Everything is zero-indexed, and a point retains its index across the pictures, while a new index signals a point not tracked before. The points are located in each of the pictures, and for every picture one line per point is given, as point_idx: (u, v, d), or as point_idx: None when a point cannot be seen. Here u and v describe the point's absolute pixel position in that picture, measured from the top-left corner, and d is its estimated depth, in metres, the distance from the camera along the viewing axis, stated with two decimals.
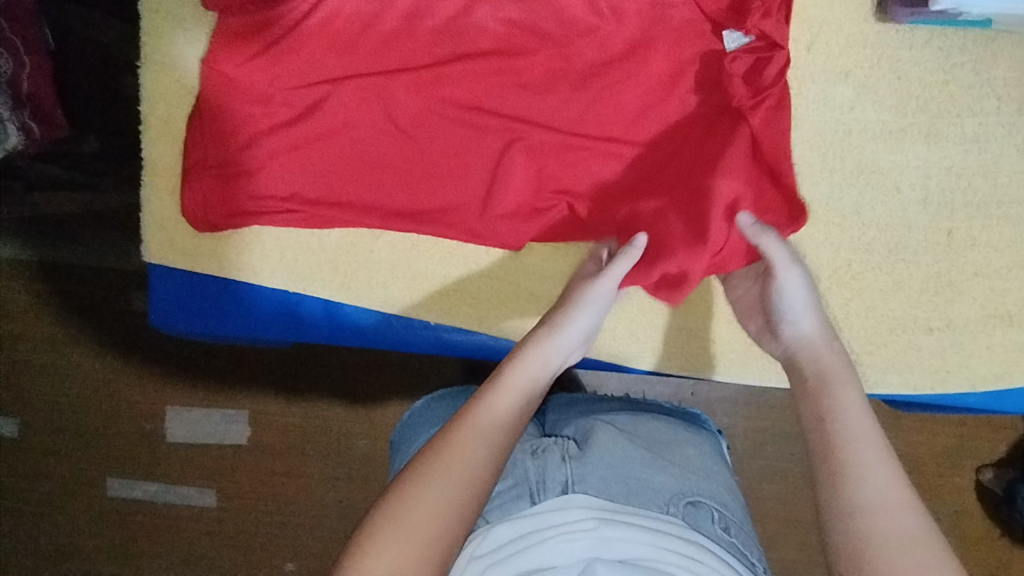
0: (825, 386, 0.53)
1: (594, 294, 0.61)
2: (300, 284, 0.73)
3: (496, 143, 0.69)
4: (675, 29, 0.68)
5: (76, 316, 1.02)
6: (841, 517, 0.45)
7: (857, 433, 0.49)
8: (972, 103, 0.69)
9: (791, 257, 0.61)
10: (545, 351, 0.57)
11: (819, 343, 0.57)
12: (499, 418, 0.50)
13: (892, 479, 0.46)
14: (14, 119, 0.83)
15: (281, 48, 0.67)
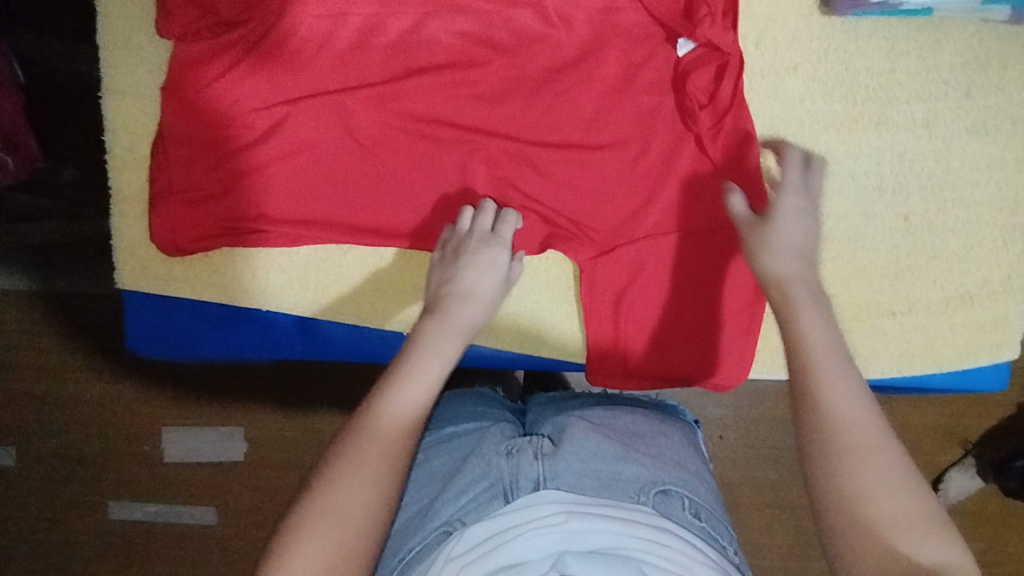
0: (788, 305, 0.51)
1: (489, 265, 0.64)
2: (273, 303, 0.74)
3: (457, 155, 0.70)
4: (625, 33, 0.69)
5: (68, 342, 1.03)
6: (821, 446, 0.44)
7: (829, 355, 0.47)
8: (921, 89, 0.70)
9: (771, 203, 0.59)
10: (457, 322, 0.58)
11: (798, 277, 0.53)
12: (417, 383, 0.51)
13: (863, 410, 0.45)
14: None
15: (241, 73, 0.68)
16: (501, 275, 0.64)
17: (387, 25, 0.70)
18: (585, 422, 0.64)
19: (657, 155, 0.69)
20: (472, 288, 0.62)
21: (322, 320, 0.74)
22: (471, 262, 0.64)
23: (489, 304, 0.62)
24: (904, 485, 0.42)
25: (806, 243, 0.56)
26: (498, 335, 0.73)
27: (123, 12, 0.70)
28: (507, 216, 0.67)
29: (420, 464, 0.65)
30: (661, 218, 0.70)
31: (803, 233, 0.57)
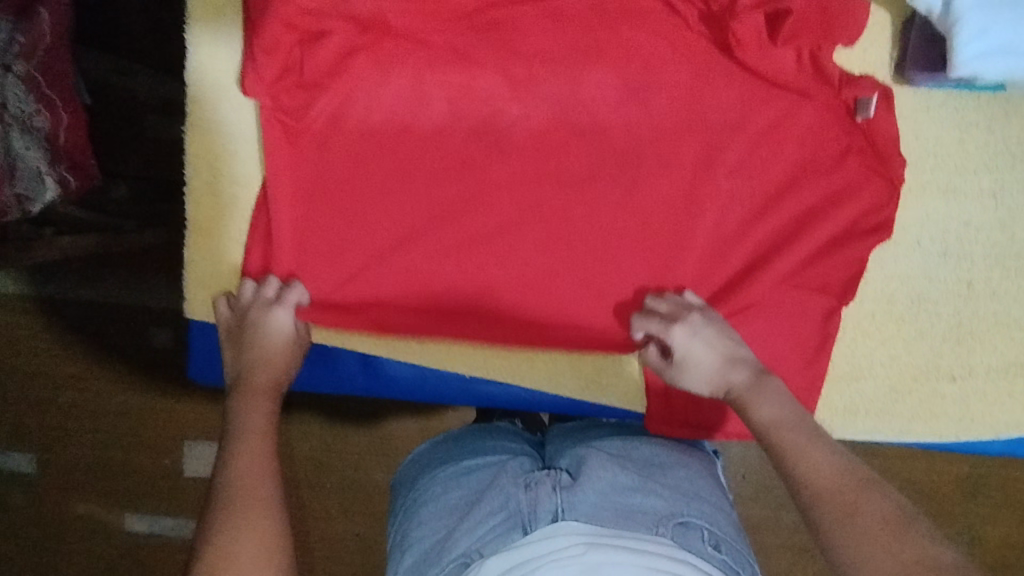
0: (740, 402, 0.58)
1: (282, 329, 0.68)
2: (338, 339, 0.74)
3: (530, 206, 0.72)
4: (705, 95, 0.70)
5: (100, 356, 1.04)
6: (809, 501, 0.48)
7: (789, 428, 0.54)
8: (988, 159, 0.71)
9: (691, 327, 0.65)
10: (258, 394, 0.62)
11: (739, 380, 0.60)
12: (256, 451, 0.56)
13: (833, 464, 0.50)
14: (52, 172, 0.90)
15: (332, 123, 0.71)
16: (291, 327, 0.68)
17: (469, 74, 0.70)
18: (602, 454, 0.63)
19: (726, 218, 0.71)
20: (261, 352, 0.66)
21: (386, 362, 0.75)
22: (263, 333, 0.67)
23: (285, 354, 0.67)
24: (890, 525, 0.45)
25: (723, 350, 0.63)
26: (557, 382, 0.75)
27: (208, 51, 0.71)
28: (293, 287, 0.70)
29: (435, 496, 0.63)
30: (728, 281, 0.72)
31: (710, 347, 0.63)
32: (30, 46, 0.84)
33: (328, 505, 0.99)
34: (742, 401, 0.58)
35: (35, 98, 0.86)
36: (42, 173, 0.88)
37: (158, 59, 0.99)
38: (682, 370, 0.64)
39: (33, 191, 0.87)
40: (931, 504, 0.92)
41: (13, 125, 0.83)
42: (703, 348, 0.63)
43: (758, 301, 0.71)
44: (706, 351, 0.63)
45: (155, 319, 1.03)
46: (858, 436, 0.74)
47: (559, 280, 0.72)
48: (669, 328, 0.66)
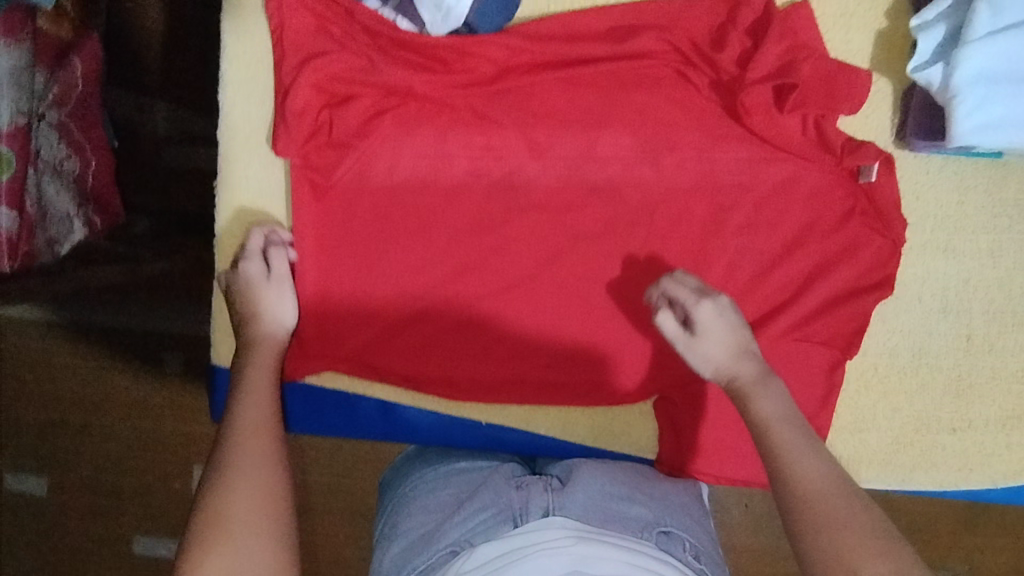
0: (745, 394, 0.59)
1: (282, 295, 0.71)
2: (361, 384, 0.78)
3: (546, 260, 0.75)
4: (716, 157, 0.73)
5: (115, 383, 1.06)
6: (792, 505, 0.51)
7: (781, 427, 0.55)
8: (986, 220, 0.74)
9: (718, 308, 0.65)
10: (261, 359, 0.66)
11: (743, 369, 0.61)
12: (261, 411, 0.60)
13: (826, 470, 0.52)
14: (80, 214, 0.93)
15: (357, 180, 0.73)
16: (262, 271, 0.71)
17: (490, 135, 0.73)
18: (590, 463, 0.67)
19: (735, 274, 0.74)
20: (248, 308, 0.70)
21: (405, 407, 0.78)
22: (265, 300, 0.70)
23: (266, 304, 0.70)
24: (873, 539, 0.48)
25: (738, 342, 0.63)
26: (568, 429, 0.78)
27: (242, 108, 0.75)
28: (252, 233, 0.73)
29: (425, 493, 0.66)
30: None
31: (725, 339, 0.63)
32: (64, 94, 0.90)
33: (341, 537, 1.02)
34: (744, 395, 0.59)
35: (65, 143, 0.90)
36: (71, 215, 0.91)
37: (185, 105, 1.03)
38: (689, 348, 0.64)
39: (63, 232, 0.90)
40: (933, 547, 0.94)
41: (45, 169, 0.88)
42: (721, 330, 0.64)
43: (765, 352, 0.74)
44: (720, 343, 0.63)
45: (173, 351, 1.05)
46: (874, 484, 0.76)
47: (573, 330, 0.76)
48: (694, 304, 0.65)
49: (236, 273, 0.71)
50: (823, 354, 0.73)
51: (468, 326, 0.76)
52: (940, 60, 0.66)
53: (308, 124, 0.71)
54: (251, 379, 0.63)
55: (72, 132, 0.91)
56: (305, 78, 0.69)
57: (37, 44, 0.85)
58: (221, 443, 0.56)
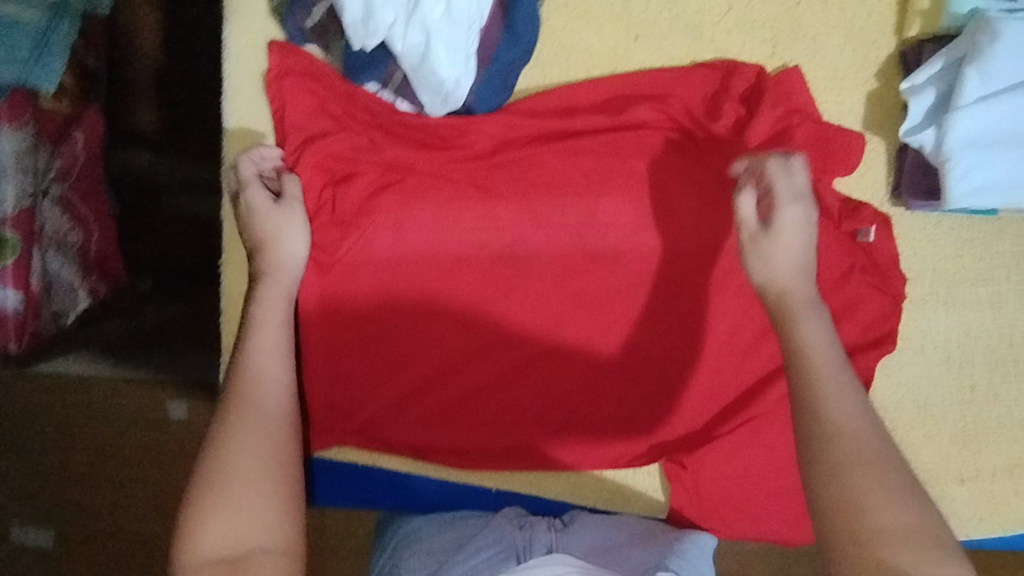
0: (790, 316, 0.53)
1: (295, 231, 0.67)
2: (370, 458, 0.79)
3: (550, 325, 0.76)
4: (715, 220, 0.73)
5: (117, 436, 1.04)
6: (819, 449, 0.46)
7: (825, 367, 0.49)
8: (984, 272, 0.75)
9: (805, 217, 0.57)
10: (271, 299, 0.63)
11: (799, 287, 0.55)
12: (268, 358, 0.58)
13: (857, 411, 0.47)
14: (84, 284, 0.94)
15: (360, 254, 0.74)
16: (268, 199, 0.67)
17: (491, 206, 0.74)
18: (589, 512, 0.76)
19: (737, 334, 0.75)
20: (257, 232, 0.66)
21: (415, 476, 0.79)
22: (277, 237, 0.66)
23: (277, 227, 0.66)
24: (897, 490, 0.45)
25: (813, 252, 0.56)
26: (578, 492, 0.79)
27: (250, 131, 0.72)
28: (247, 154, 0.69)
29: (430, 534, 0.72)
30: (741, 393, 0.76)
31: (798, 248, 0.56)
32: (65, 170, 0.90)
33: None
34: (788, 316, 0.53)
35: (69, 219, 0.91)
36: (76, 286, 0.92)
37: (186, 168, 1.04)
38: (750, 252, 0.57)
39: (67, 305, 0.92)
40: None
41: (50, 247, 0.89)
42: (800, 239, 0.56)
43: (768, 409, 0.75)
44: (793, 246, 0.56)
45: (175, 401, 1.03)
46: (972, 535, 0.77)
47: (580, 394, 0.76)
48: (779, 203, 0.57)
49: (243, 204, 0.67)
50: None
51: (476, 394, 0.76)
52: (932, 122, 0.67)
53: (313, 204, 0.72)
54: (259, 320, 0.60)
55: (74, 204, 0.92)
56: (309, 161, 0.71)
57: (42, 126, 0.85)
58: (229, 391, 0.56)
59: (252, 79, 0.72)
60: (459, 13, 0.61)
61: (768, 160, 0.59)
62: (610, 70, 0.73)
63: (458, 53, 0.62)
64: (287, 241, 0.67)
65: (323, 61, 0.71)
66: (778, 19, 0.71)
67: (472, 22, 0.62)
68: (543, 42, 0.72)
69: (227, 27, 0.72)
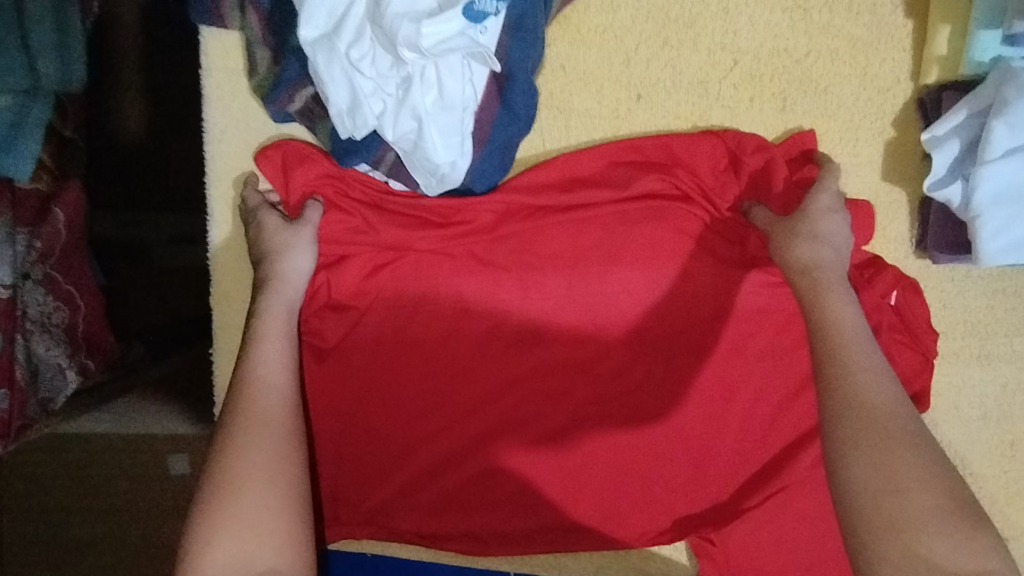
0: (818, 292, 0.61)
1: (303, 245, 0.65)
2: (379, 546, 0.75)
3: (563, 400, 0.71)
4: (732, 282, 0.70)
5: (120, 516, 1.01)
6: (843, 419, 0.54)
7: (851, 335, 0.59)
8: (1020, 322, 0.71)
9: (837, 204, 0.65)
10: (273, 309, 0.63)
11: (828, 265, 0.62)
12: (272, 373, 0.60)
13: (883, 387, 0.56)
14: (71, 363, 0.80)
15: (358, 338, 0.70)
16: (278, 218, 0.66)
17: (495, 280, 0.70)
18: None
19: (764, 401, 0.71)
20: (264, 248, 0.65)
21: (427, 564, 0.75)
22: (284, 251, 0.65)
23: (286, 243, 0.65)
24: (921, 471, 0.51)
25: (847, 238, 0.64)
26: (601, 571, 0.74)
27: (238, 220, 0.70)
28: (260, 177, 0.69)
29: None
30: (771, 461, 0.71)
31: (831, 227, 0.64)
32: (47, 249, 0.77)
33: None
34: (815, 301, 0.61)
35: (53, 297, 0.78)
36: (63, 367, 0.79)
37: (166, 230, 0.97)
38: (783, 229, 0.64)
39: (55, 390, 0.79)
40: None
41: (33, 330, 0.76)
42: (838, 232, 0.64)
43: (801, 480, 0.70)
44: (831, 224, 0.64)
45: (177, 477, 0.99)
46: None
47: (601, 473, 0.71)
48: (817, 190, 0.65)
49: (255, 224, 0.66)
50: None
51: (489, 478, 0.71)
52: (957, 177, 0.63)
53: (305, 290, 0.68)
54: (262, 332, 0.62)
55: (56, 279, 0.79)
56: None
57: (11, 207, 0.73)
58: (236, 407, 0.58)
59: (238, 160, 0.70)
60: (453, 97, 0.59)
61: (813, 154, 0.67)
62: (612, 131, 0.70)
63: (452, 137, 0.60)
64: (297, 254, 0.65)
65: (313, 144, 0.68)
66: (788, 72, 0.68)
67: (466, 104, 0.60)
68: (541, 109, 0.70)
69: (208, 107, 0.69)
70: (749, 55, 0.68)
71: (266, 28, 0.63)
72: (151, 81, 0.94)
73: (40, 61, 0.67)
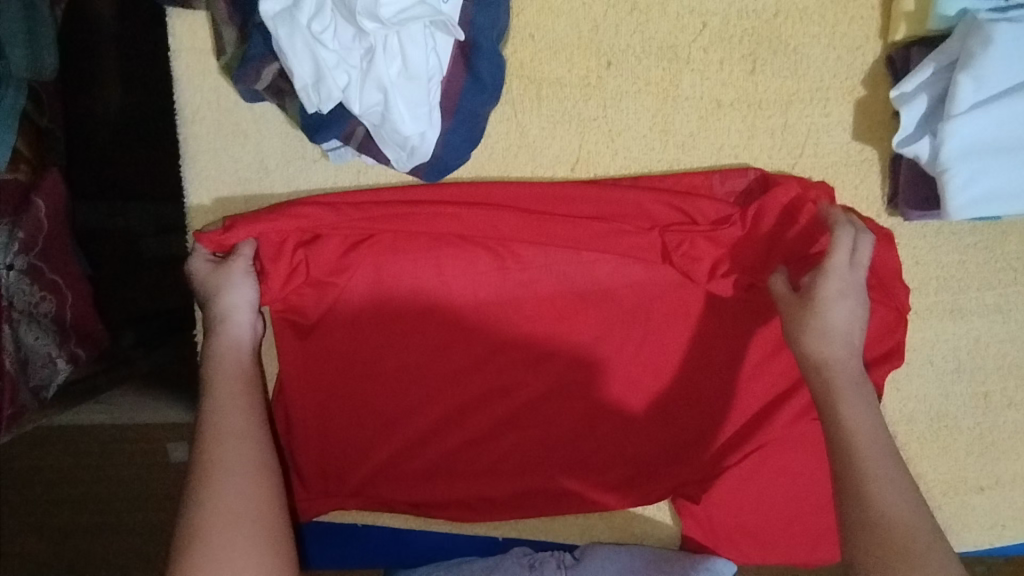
0: (829, 394, 0.58)
1: (242, 281, 0.66)
2: (369, 516, 0.76)
3: (545, 368, 0.72)
4: None
5: (120, 502, 1.02)
6: (856, 524, 0.53)
7: (870, 441, 0.55)
8: (990, 276, 0.72)
9: (853, 284, 0.61)
10: (227, 350, 0.65)
11: (841, 363, 0.59)
12: (232, 414, 0.62)
13: (901, 495, 0.53)
14: (60, 352, 0.79)
15: (339, 314, 0.71)
16: (205, 261, 0.67)
17: (473, 253, 0.71)
18: (602, 539, 0.76)
19: (742, 361, 0.72)
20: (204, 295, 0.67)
21: (416, 531, 0.77)
22: (220, 288, 0.66)
23: (223, 283, 0.66)
24: None
25: (856, 326, 0.60)
26: (588, 532, 0.76)
27: (215, 204, 0.71)
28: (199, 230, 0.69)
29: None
30: (748, 419, 0.72)
31: (845, 315, 0.60)
32: (30, 240, 0.76)
33: None
34: (828, 399, 0.58)
35: (39, 287, 0.78)
36: (54, 356, 0.79)
37: (147, 217, 0.97)
38: (790, 322, 0.62)
39: (48, 377, 0.79)
40: None
41: (21, 320, 0.76)
42: (845, 317, 0.60)
43: (782, 439, 0.71)
44: (840, 314, 0.60)
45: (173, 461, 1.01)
46: None
47: (585, 438, 0.73)
48: (821, 279, 0.60)
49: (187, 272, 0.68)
50: None
51: (475, 446, 0.73)
52: (925, 133, 0.64)
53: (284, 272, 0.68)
54: (219, 374, 0.63)
55: (40, 270, 0.78)
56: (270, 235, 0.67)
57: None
58: (200, 453, 0.60)
59: (212, 141, 0.70)
60: (416, 67, 0.59)
61: (839, 229, 0.62)
62: (583, 100, 0.70)
63: (419, 108, 0.60)
64: (241, 291, 0.66)
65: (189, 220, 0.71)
66: (757, 33, 0.68)
67: (431, 75, 0.60)
68: (512, 80, 0.70)
69: (178, 89, 0.69)
70: (719, 17, 0.68)
71: (231, 5, 0.63)
72: (125, 67, 0.93)
73: (8, 48, 0.66)
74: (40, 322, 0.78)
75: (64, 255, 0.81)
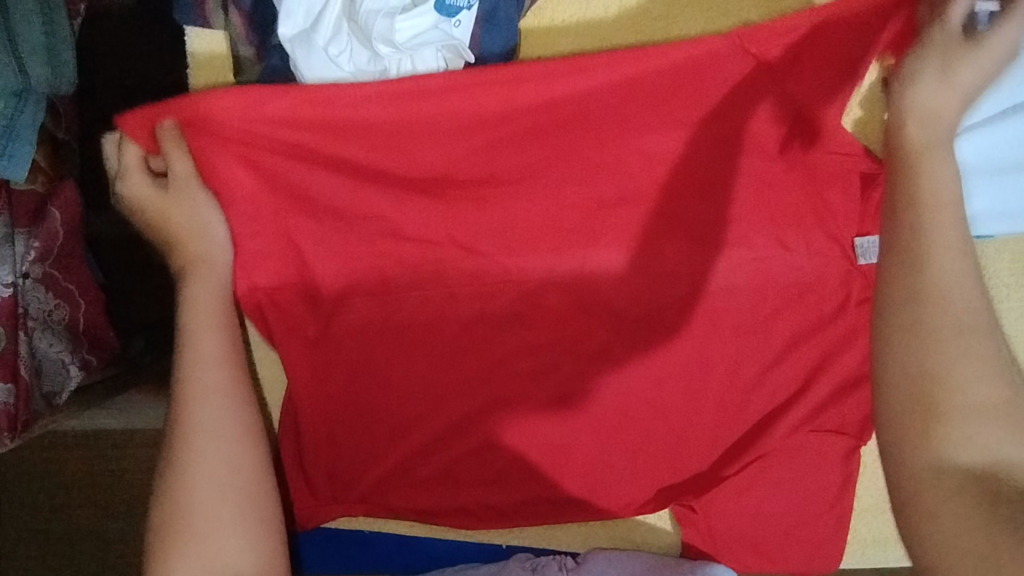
0: (921, 151, 0.52)
1: (209, 211, 0.64)
2: (378, 521, 0.78)
3: (547, 379, 0.74)
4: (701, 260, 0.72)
5: (126, 507, 1.03)
6: (904, 274, 0.50)
7: (950, 201, 0.50)
8: None
9: (1007, 41, 0.52)
10: (207, 299, 0.64)
11: (942, 123, 0.53)
12: (212, 374, 0.61)
13: (965, 266, 0.49)
14: (73, 357, 0.82)
15: (346, 325, 0.73)
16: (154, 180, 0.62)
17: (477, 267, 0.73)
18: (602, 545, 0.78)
19: (740, 375, 0.73)
20: (160, 218, 0.62)
21: (421, 538, 0.79)
22: (191, 223, 0.63)
23: (191, 218, 0.63)
24: (977, 356, 0.48)
25: (981, 82, 0.53)
26: (591, 539, 0.78)
27: None
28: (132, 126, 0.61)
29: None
30: (746, 431, 0.74)
31: (993, 72, 0.52)
32: (45, 250, 0.78)
33: None
34: (914, 151, 0.52)
35: (53, 295, 0.79)
36: (67, 362, 0.80)
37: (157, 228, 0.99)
38: (925, 54, 0.53)
39: (60, 383, 0.81)
40: None
41: (35, 327, 0.77)
42: (977, 75, 0.52)
43: (779, 450, 0.73)
44: (979, 69, 0.52)
45: None
46: None
47: (588, 448, 0.74)
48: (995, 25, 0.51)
49: (133, 183, 0.61)
50: (833, 446, 0.73)
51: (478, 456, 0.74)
52: None
53: (293, 181, 0.66)
54: (196, 328, 0.62)
55: (56, 279, 0.80)
56: (257, 111, 0.60)
57: (9, 206, 0.74)
58: (178, 415, 0.59)
59: None
60: None
61: None
62: None
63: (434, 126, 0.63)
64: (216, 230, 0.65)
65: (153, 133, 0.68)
66: None
67: None
68: None
69: None
70: None
71: (248, 25, 0.66)
72: (140, 81, 0.95)
73: (28, 62, 0.67)
74: (54, 327, 0.80)
75: (77, 264, 0.82)
